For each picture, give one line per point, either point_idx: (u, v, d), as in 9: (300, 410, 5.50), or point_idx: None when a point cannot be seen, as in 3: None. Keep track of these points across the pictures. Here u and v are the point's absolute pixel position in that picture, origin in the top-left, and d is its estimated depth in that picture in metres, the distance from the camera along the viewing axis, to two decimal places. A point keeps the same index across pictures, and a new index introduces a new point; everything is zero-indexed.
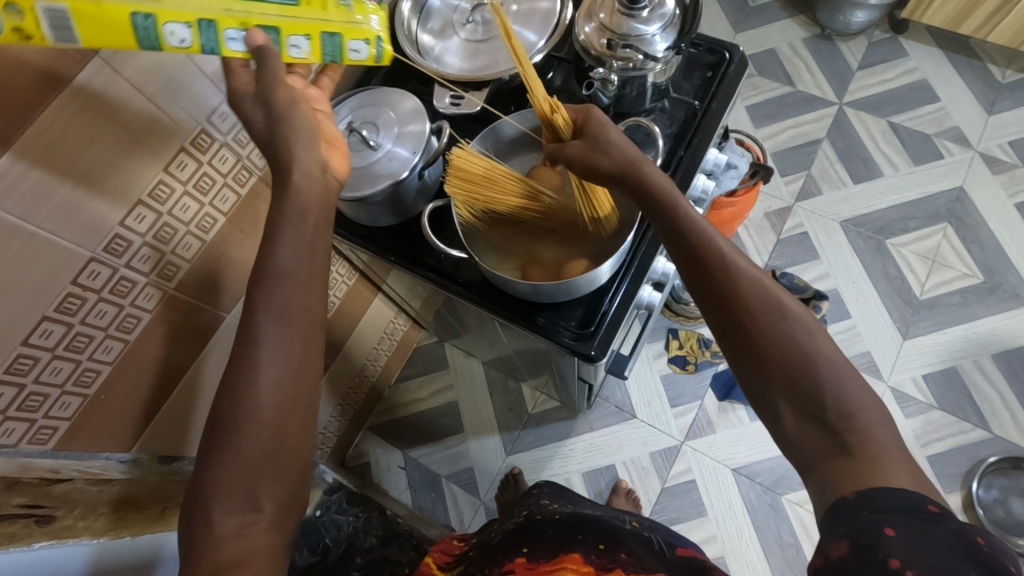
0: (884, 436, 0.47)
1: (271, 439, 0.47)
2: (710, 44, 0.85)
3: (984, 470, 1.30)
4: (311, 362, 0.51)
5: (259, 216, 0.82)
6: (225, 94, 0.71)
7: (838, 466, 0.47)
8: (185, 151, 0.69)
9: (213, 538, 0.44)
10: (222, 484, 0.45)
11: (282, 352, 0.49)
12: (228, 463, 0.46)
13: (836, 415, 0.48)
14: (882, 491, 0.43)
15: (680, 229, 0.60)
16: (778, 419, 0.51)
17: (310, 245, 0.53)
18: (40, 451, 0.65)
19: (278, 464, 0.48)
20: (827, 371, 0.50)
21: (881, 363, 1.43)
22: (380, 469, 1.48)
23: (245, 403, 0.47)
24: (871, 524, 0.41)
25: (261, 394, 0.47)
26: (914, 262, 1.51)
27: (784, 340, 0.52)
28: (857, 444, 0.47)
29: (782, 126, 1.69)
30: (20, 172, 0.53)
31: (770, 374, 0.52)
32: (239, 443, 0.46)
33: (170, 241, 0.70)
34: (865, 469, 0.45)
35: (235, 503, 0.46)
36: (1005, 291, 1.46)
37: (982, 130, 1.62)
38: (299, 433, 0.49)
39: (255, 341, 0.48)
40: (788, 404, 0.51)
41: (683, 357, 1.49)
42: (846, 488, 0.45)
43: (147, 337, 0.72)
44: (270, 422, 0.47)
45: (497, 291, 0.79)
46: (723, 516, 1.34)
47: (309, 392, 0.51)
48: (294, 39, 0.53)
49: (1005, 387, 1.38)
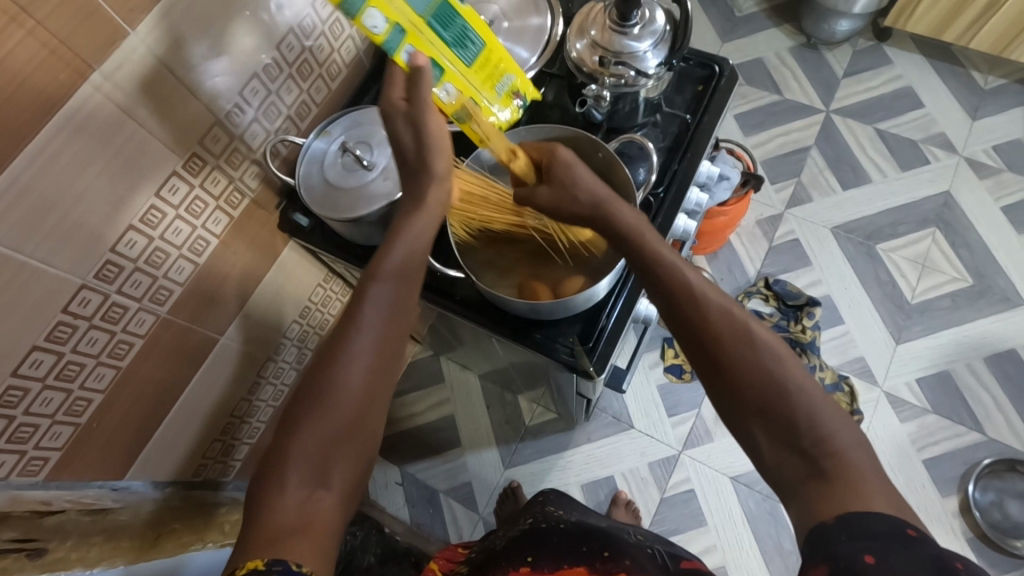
0: (860, 459, 0.47)
1: (349, 416, 0.50)
2: (701, 58, 0.86)
3: (980, 473, 1.30)
4: (396, 356, 0.55)
5: (251, 236, 0.81)
6: (217, 116, 0.71)
7: (815, 491, 0.46)
8: (177, 174, 0.68)
9: (280, 503, 0.45)
10: (299, 453, 0.48)
11: (373, 341, 0.53)
12: (308, 434, 0.48)
13: (811, 440, 0.47)
14: (861, 519, 0.43)
15: (643, 258, 0.59)
16: (756, 446, 0.50)
17: (412, 253, 0.59)
18: (30, 483, 0.63)
19: (349, 446, 0.50)
20: (798, 398, 0.49)
21: (875, 368, 1.43)
22: (377, 486, 1.46)
23: (332, 380, 0.50)
24: (852, 551, 0.41)
25: (348, 374, 0.51)
26: (905, 267, 1.53)
27: (750, 365, 0.50)
28: (833, 469, 0.46)
29: (771, 134, 1.71)
30: (13, 199, 0.52)
31: (745, 401, 0.50)
32: (323, 415, 0.49)
33: (162, 266, 0.69)
34: (842, 494, 0.45)
35: (308, 475, 0.47)
36: (995, 294, 1.47)
37: (967, 135, 1.65)
38: (371, 418, 0.52)
39: (357, 325, 0.53)
40: (765, 433, 0.49)
41: (679, 366, 1.49)
42: (824, 512, 0.45)
43: (166, 340, 0.73)
44: (351, 401, 0.50)
45: (492, 307, 0.79)
46: (723, 526, 1.34)
47: (387, 387, 0.54)
48: (446, 86, 0.67)
49: (998, 390, 1.39)
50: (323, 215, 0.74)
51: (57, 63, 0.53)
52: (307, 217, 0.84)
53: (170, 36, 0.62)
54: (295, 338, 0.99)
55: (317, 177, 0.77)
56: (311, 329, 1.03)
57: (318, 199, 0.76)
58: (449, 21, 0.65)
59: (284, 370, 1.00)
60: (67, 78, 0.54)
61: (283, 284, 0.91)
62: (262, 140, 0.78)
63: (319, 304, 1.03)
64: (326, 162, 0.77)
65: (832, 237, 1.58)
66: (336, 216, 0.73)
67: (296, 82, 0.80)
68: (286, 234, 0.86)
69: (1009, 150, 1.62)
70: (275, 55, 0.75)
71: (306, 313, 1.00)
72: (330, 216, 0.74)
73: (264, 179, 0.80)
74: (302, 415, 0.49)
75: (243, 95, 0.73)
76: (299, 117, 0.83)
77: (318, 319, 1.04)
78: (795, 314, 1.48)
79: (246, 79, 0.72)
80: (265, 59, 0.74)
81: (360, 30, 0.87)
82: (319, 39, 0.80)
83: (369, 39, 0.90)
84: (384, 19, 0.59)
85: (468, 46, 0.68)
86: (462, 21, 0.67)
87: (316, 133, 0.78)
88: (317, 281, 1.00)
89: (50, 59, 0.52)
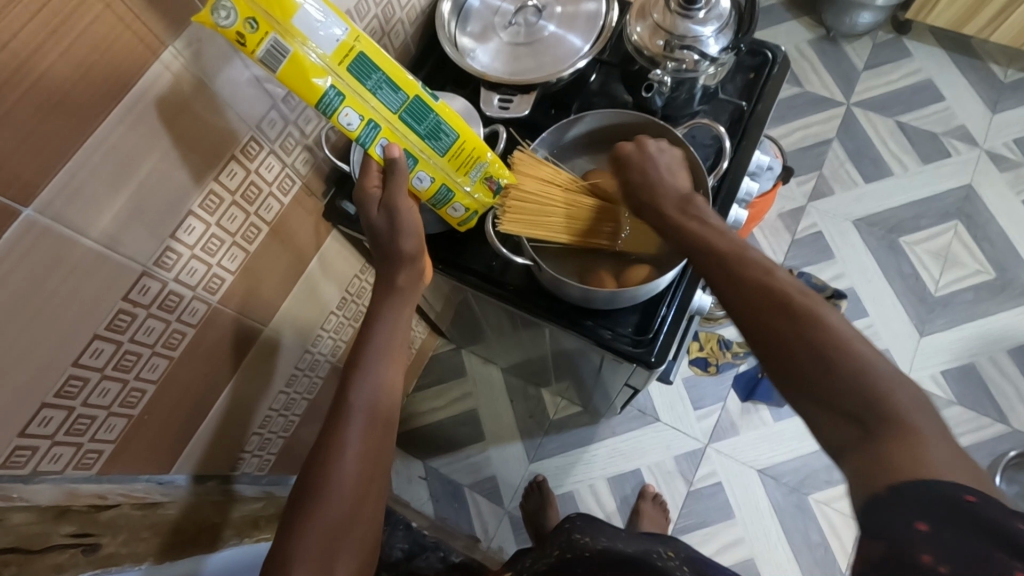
0: (921, 424, 0.42)
1: (349, 504, 0.60)
2: (753, 45, 0.84)
3: (1006, 464, 1.31)
4: (382, 443, 0.65)
5: (300, 224, 0.80)
6: (273, 101, 0.69)
7: (866, 452, 0.43)
8: (235, 159, 0.66)
9: None
10: (304, 549, 0.57)
11: (360, 434, 0.63)
12: (313, 528, 0.58)
13: (866, 407, 0.44)
14: (914, 484, 0.39)
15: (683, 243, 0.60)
16: (808, 417, 0.47)
17: (392, 340, 0.68)
18: (85, 476, 0.61)
19: (351, 531, 0.60)
20: (847, 361, 0.45)
21: (900, 360, 1.44)
22: (400, 480, 1.45)
23: (327, 476, 0.60)
24: (901, 520, 0.38)
25: (342, 471, 0.60)
26: (928, 260, 1.53)
27: (796, 332, 0.48)
28: (888, 433, 0.42)
29: (793, 126, 1.71)
30: (68, 197, 0.50)
31: (786, 370, 0.48)
32: (324, 511, 0.59)
33: (217, 253, 0.68)
34: (895, 456, 0.41)
35: (312, 568, 0.57)
36: (1017, 287, 1.48)
37: (987, 129, 1.65)
38: (368, 499, 0.62)
39: (346, 421, 0.63)
40: (811, 402, 0.46)
41: (704, 359, 1.48)
42: (876, 483, 0.41)
43: (210, 342, 0.71)
44: (348, 494, 0.60)
45: (548, 296, 0.78)
46: (750, 518, 1.34)
47: (379, 469, 0.64)
48: (457, 205, 0.74)
49: (1021, 383, 1.40)
50: None
51: (131, 40, 0.51)
52: (354, 205, 0.82)
53: None
54: (332, 330, 0.98)
55: None
56: (346, 322, 1.01)
57: None
58: (422, 115, 0.67)
59: (320, 363, 0.98)
60: (140, 56, 0.52)
61: (324, 275, 0.89)
62: (314, 125, 0.76)
63: (355, 295, 1.00)
64: None
65: (855, 229, 1.57)
66: None
67: None
68: (331, 222, 0.84)
69: None
70: None
71: (342, 305, 0.98)
72: None
73: (314, 165, 0.79)
74: (303, 515, 0.59)
75: None
76: None
77: (354, 312, 1.02)
78: None
79: None
80: None
81: (409, 14, 0.85)
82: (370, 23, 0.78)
83: (416, 25, 0.88)
84: (358, 117, 0.63)
85: (443, 137, 0.69)
86: (436, 114, 0.68)
87: None
88: (354, 272, 0.98)
89: (125, 35, 0.50)
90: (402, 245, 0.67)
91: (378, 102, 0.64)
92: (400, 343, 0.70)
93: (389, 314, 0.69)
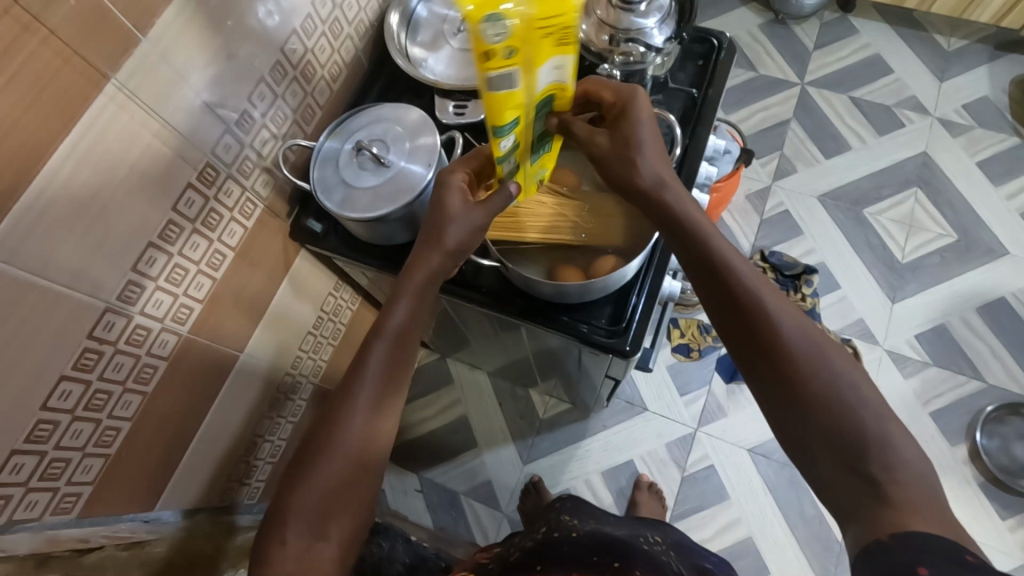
0: (918, 493, 0.47)
1: (349, 468, 0.58)
2: (699, 34, 0.86)
3: (984, 419, 1.35)
4: (391, 410, 0.62)
5: (267, 247, 0.79)
6: (227, 125, 0.69)
7: (873, 512, 0.47)
8: (192, 187, 0.66)
9: (281, 554, 0.53)
10: (303, 503, 0.55)
11: (370, 400, 0.60)
12: (313, 488, 0.56)
13: (877, 467, 0.49)
14: (913, 538, 0.44)
15: (712, 257, 0.61)
16: (813, 463, 0.52)
17: (413, 312, 0.65)
18: (64, 521, 0.60)
19: (350, 499, 0.58)
20: (871, 425, 0.50)
21: (876, 328, 1.47)
22: (396, 494, 1.44)
23: (333, 435, 0.58)
24: (907, 562, 0.41)
25: (349, 431, 0.58)
26: (893, 228, 1.57)
27: (823, 393, 0.52)
28: (896, 494, 0.47)
29: (751, 109, 1.74)
30: (22, 236, 0.49)
31: (806, 428, 0.52)
32: (322, 473, 0.56)
33: (183, 283, 0.67)
34: (897, 516, 0.46)
35: (304, 529, 0.55)
36: (979, 247, 1.52)
37: (937, 97, 1.70)
38: (370, 472, 0.59)
39: (359, 381, 0.61)
40: (823, 451, 0.51)
41: (686, 345, 1.50)
42: (879, 532, 0.46)
43: (189, 357, 0.70)
44: (351, 457, 0.58)
45: (521, 296, 0.78)
46: (746, 498, 1.35)
47: (386, 440, 0.62)
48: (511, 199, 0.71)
49: (992, 339, 1.44)
50: (344, 216, 0.72)
51: (72, 74, 0.51)
52: (320, 222, 0.83)
53: (182, 43, 0.60)
54: (311, 351, 0.97)
55: (332, 178, 0.75)
56: (324, 341, 1.01)
57: (337, 202, 0.73)
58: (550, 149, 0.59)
59: (302, 384, 0.98)
60: (82, 90, 0.52)
61: (297, 295, 0.89)
62: (272, 147, 0.76)
63: (331, 313, 1.00)
64: (339, 163, 0.75)
65: (821, 204, 1.61)
66: (357, 217, 0.72)
67: (301, 85, 0.78)
68: (298, 242, 0.84)
69: (978, 108, 1.68)
70: (279, 59, 0.73)
71: (319, 324, 0.97)
72: (352, 216, 0.72)
73: (275, 187, 0.78)
74: (303, 476, 0.56)
75: (251, 100, 0.71)
76: (305, 121, 0.81)
77: (331, 329, 1.02)
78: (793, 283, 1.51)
79: (253, 83, 0.70)
80: (270, 63, 0.72)
81: (359, 28, 0.85)
82: (319, 40, 0.78)
83: (366, 38, 0.88)
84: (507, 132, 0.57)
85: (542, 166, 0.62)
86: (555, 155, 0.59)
87: (327, 135, 0.77)
88: (328, 290, 0.98)
89: (65, 71, 0.50)
90: (450, 237, 0.65)
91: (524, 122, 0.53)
92: (425, 316, 0.67)
93: (411, 287, 0.65)
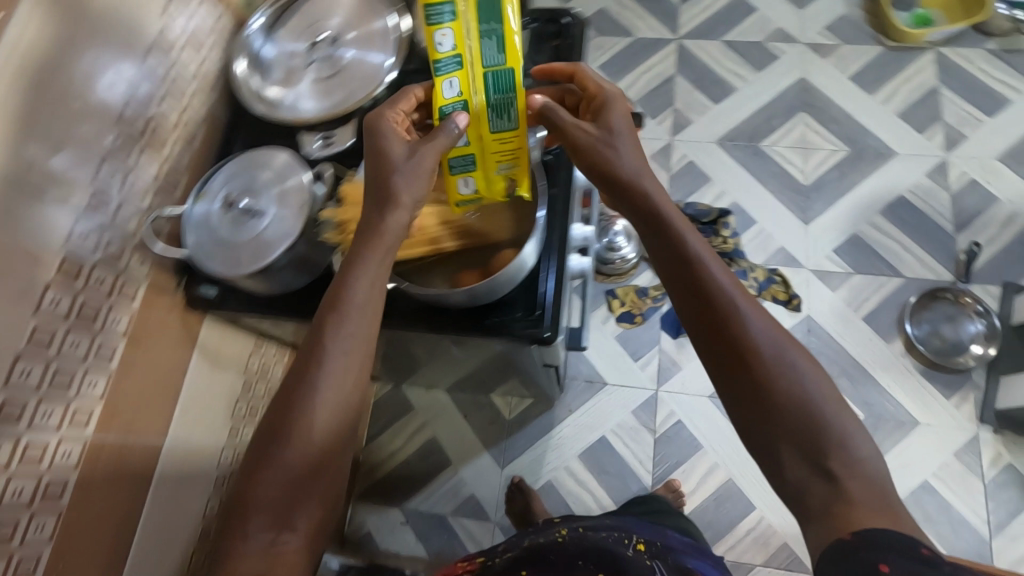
0: (872, 481, 0.54)
1: (315, 455, 0.60)
2: (548, 15, 0.87)
3: (912, 311, 1.43)
4: (356, 383, 0.63)
5: (160, 324, 0.75)
6: (79, 213, 0.65)
7: (833, 509, 0.53)
8: (53, 287, 0.62)
9: (247, 548, 0.57)
10: (258, 499, 0.58)
11: (335, 379, 0.61)
12: (267, 479, 0.58)
13: (836, 465, 0.54)
14: (875, 534, 0.49)
15: (686, 252, 0.64)
16: (778, 463, 0.57)
17: (372, 279, 0.64)
18: None
19: (314, 485, 0.61)
20: (834, 423, 0.55)
21: (797, 252, 1.53)
22: (383, 533, 1.41)
23: (299, 417, 0.60)
24: (869, 562, 0.47)
25: (316, 415, 0.60)
26: (791, 155, 1.64)
27: (791, 392, 0.56)
28: (850, 488, 0.53)
29: (636, 74, 1.78)
30: None
31: (772, 430, 0.57)
32: (287, 459, 0.59)
33: (72, 386, 0.63)
34: (848, 513, 0.52)
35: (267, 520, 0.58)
36: (870, 153, 1.61)
37: (800, 24, 1.79)
38: (331, 456, 0.62)
39: (318, 361, 0.61)
40: (787, 449, 0.56)
41: (629, 313, 1.52)
42: (841, 529, 0.51)
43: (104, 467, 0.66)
44: (318, 442, 0.60)
45: (437, 311, 0.77)
46: (719, 442, 1.39)
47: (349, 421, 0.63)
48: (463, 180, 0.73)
49: (902, 235, 1.52)
50: (230, 275, 0.72)
51: None
52: (213, 286, 0.79)
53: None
54: (245, 414, 0.94)
55: (208, 241, 0.75)
56: (258, 401, 0.98)
57: (219, 263, 0.73)
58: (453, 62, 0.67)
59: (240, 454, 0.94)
60: None
61: (215, 365, 0.86)
62: (137, 222, 0.73)
63: (258, 373, 0.97)
64: (212, 225, 0.75)
65: (722, 150, 1.67)
66: (243, 272, 0.71)
67: (153, 153, 0.76)
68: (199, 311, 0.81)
69: (839, 26, 1.77)
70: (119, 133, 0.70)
71: (248, 385, 0.95)
72: (239, 273, 0.71)
73: (155, 262, 0.75)
74: (263, 465, 0.59)
75: (100, 181, 0.68)
76: (170, 188, 0.79)
77: (263, 390, 0.99)
78: (712, 228, 1.56)
79: (95, 164, 0.67)
80: (111, 141, 0.69)
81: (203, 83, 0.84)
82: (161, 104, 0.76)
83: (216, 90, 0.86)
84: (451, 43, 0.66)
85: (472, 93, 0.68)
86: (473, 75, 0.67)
87: (192, 199, 0.77)
88: (250, 350, 0.94)
89: None
90: (399, 187, 0.64)
91: (478, 48, 0.66)
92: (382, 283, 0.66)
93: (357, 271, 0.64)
